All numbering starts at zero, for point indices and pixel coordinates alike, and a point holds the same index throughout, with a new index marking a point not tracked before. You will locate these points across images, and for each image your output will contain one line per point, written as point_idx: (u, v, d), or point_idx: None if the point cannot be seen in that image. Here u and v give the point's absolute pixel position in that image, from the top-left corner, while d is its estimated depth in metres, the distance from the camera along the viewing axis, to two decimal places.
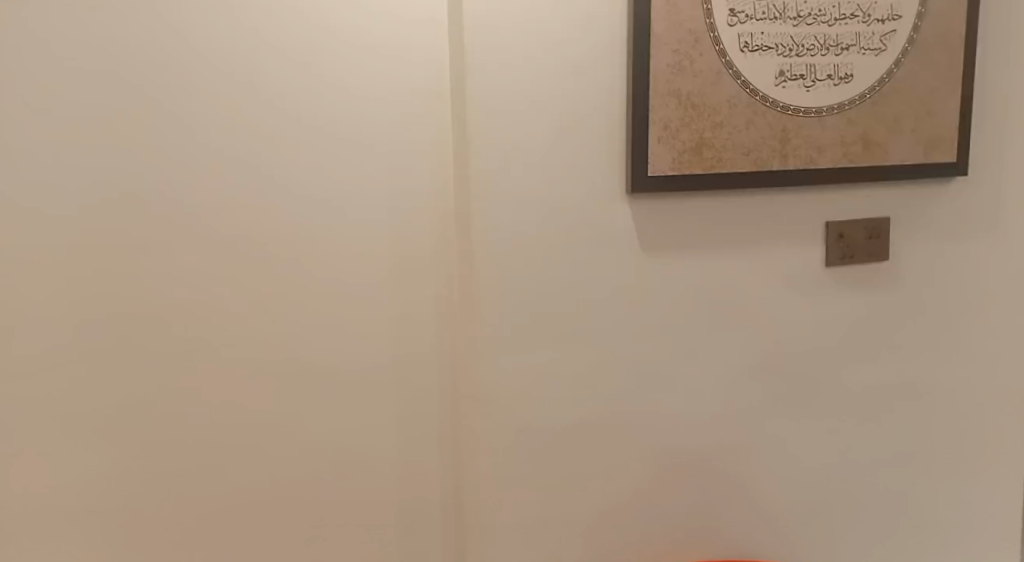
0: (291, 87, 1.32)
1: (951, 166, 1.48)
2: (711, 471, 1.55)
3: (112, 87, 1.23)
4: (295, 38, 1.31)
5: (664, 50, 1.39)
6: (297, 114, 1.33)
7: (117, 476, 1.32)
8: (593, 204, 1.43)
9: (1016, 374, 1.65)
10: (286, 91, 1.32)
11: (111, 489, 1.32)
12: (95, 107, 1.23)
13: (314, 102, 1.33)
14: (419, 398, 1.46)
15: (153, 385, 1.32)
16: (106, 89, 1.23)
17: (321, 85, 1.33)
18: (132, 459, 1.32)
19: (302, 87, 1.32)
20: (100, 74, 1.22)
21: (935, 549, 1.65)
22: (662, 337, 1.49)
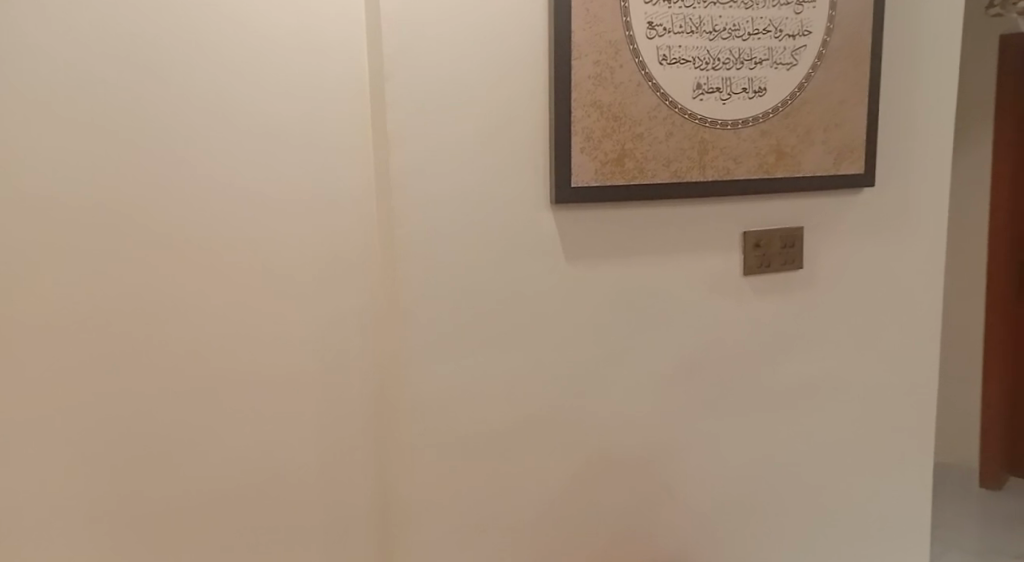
0: (224, 92, 1.25)
1: (854, 175, 1.52)
2: (645, 496, 1.49)
3: (25, 92, 1.17)
4: (224, 40, 1.24)
5: (586, 60, 1.31)
6: (220, 119, 1.26)
7: (28, 492, 1.26)
8: (521, 221, 1.34)
9: (924, 374, 1.68)
10: (210, 97, 1.25)
11: (24, 506, 1.26)
12: (10, 115, 1.17)
13: (239, 107, 1.26)
14: (342, 413, 1.39)
15: (74, 397, 1.25)
16: (20, 96, 1.16)
17: (245, 87, 1.26)
18: (46, 476, 1.26)
19: (229, 93, 1.25)
20: (13, 78, 1.16)
21: (849, 545, 1.67)
22: (596, 361, 1.42)
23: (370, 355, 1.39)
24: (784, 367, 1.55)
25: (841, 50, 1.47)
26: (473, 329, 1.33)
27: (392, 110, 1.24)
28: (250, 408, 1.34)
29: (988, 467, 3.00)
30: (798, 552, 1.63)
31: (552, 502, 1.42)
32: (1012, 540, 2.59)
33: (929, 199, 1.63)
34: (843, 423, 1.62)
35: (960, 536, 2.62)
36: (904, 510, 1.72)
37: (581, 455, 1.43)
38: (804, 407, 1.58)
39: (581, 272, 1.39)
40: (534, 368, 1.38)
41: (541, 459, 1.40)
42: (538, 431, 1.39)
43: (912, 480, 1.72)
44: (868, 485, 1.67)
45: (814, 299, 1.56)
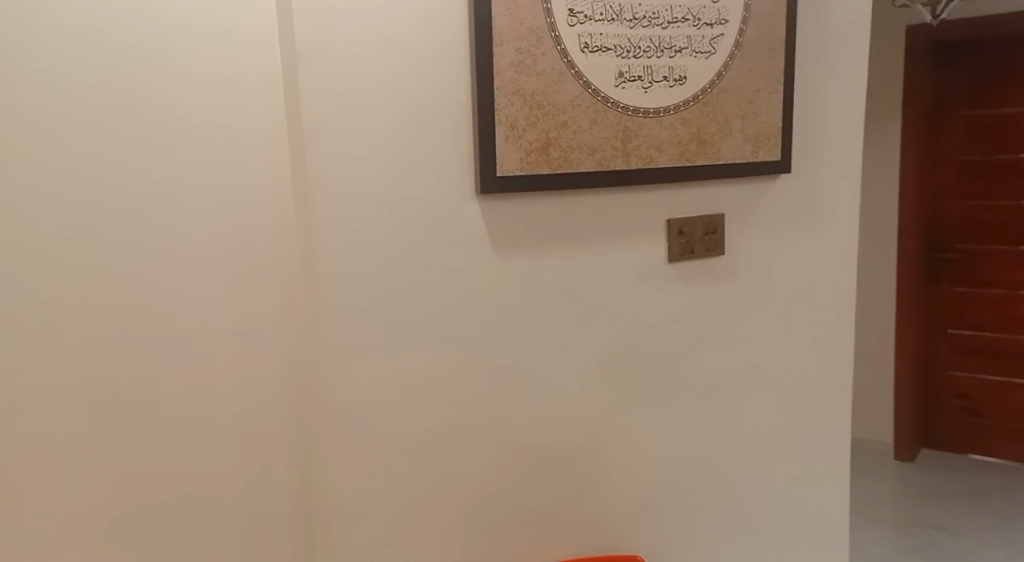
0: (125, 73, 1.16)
1: (772, 162, 1.56)
2: (578, 484, 1.49)
3: None
4: (126, 32, 1.16)
5: (508, 48, 1.29)
6: (124, 117, 1.17)
7: None
8: (445, 212, 1.31)
9: (841, 354, 1.75)
10: (112, 93, 1.16)
11: None
12: None
13: (141, 99, 1.18)
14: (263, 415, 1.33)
15: None
16: None
17: (150, 83, 1.18)
18: None
19: (133, 88, 1.17)
20: None
21: (776, 522, 1.72)
22: (524, 351, 1.41)
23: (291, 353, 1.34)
24: (709, 351, 1.58)
25: (757, 39, 1.49)
26: (398, 323, 1.30)
27: (307, 102, 1.19)
28: (164, 416, 1.26)
29: (901, 439, 3.15)
30: (727, 533, 1.66)
31: (483, 495, 1.41)
32: (926, 509, 2.74)
33: (843, 185, 1.69)
34: (767, 404, 1.67)
35: (878, 509, 2.75)
36: (824, 486, 1.78)
37: (512, 447, 1.42)
38: (729, 390, 1.62)
39: (508, 262, 1.37)
40: (462, 360, 1.36)
41: (471, 452, 1.39)
42: (468, 424, 1.38)
43: (832, 457, 1.77)
44: (792, 464, 1.72)
45: (737, 284, 1.59)
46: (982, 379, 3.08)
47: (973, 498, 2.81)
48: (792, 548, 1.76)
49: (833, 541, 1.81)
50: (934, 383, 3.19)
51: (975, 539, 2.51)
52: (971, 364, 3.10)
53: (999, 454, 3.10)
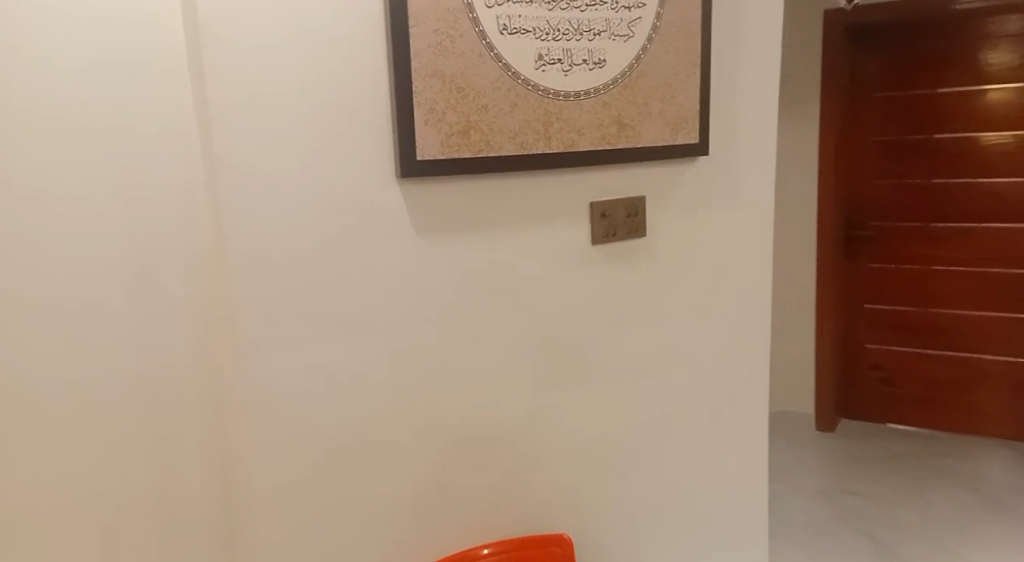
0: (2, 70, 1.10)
1: (691, 146, 1.59)
2: (505, 465, 1.50)
3: None
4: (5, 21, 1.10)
5: (425, 30, 1.27)
6: (8, 108, 1.11)
7: None
8: (364, 197, 1.29)
9: (759, 331, 1.80)
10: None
11: None
12: None
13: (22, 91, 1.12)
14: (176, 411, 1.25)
15: None
16: None
17: (31, 70, 1.11)
18: None
19: (13, 77, 1.11)
20: None
21: (699, 496, 1.78)
22: (448, 336, 1.40)
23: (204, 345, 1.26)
24: (633, 331, 1.62)
25: (674, 23, 1.51)
26: (317, 310, 1.28)
27: (212, 82, 1.15)
28: (63, 413, 1.20)
29: (822, 410, 3.29)
30: (651, 508, 1.71)
31: (410, 479, 1.40)
32: (844, 475, 2.87)
33: (759, 167, 1.74)
34: (689, 382, 1.71)
35: (799, 478, 2.87)
36: (745, 460, 1.84)
37: (438, 431, 1.42)
38: (652, 368, 1.65)
39: (430, 247, 1.36)
40: (385, 347, 1.35)
41: (396, 437, 1.38)
42: (393, 410, 1.37)
43: (752, 431, 1.84)
44: (713, 439, 1.77)
45: (658, 265, 1.63)
46: (898, 351, 3.23)
47: (888, 464, 2.96)
48: (714, 520, 1.81)
49: (753, 512, 1.88)
50: (852, 355, 3.34)
51: (889, 503, 2.65)
52: (885, 337, 3.25)
53: (912, 422, 3.26)
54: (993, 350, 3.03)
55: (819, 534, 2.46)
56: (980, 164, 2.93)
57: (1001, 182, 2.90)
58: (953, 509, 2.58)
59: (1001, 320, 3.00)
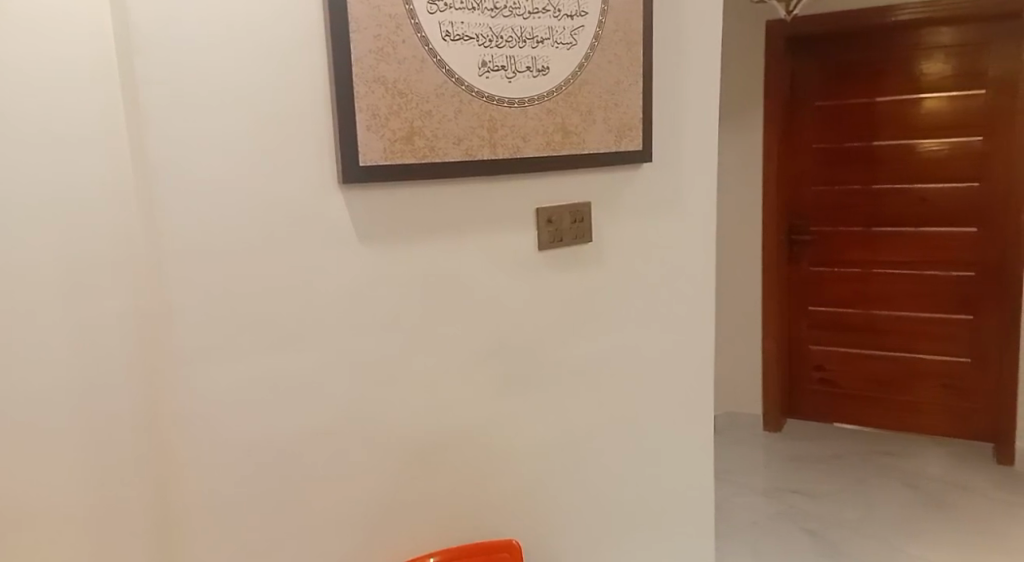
0: None
1: (634, 153, 1.61)
2: (454, 472, 1.50)
3: None
4: None
5: (366, 36, 1.26)
6: None
7: None
8: (307, 204, 1.28)
9: (705, 334, 1.83)
10: None
11: None
12: None
13: None
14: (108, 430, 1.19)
15: None
16: None
17: None
18: None
19: None
20: None
21: (646, 499, 1.80)
22: (394, 344, 1.39)
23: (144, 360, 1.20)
24: (579, 337, 1.63)
25: (616, 32, 1.53)
26: (258, 320, 1.26)
27: (144, 88, 1.13)
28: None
29: (769, 411, 3.36)
30: (599, 513, 1.72)
31: (356, 488, 1.39)
32: (791, 475, 2.94)
33: (702, 174, 1.77)
34: (635, 386, 1.73)
35: (748, 478, 2.93)
36: (692, 463, 1.87)
37: (385, 441, 1.41)
38: (599, 373, 1.67)
39: (374, 254, 1.35)
40: (329, 355, 1.33)
41: (341, 446, 1.36)
42: (338, 420, 1.35)
43: (698, 434, 1.86)
44: (659, 443, 1.80)
45: (604, 271, 1.64)
46: (841, 352, 3.32)
47: (832, 462, 3.04)
48: (661, 524, 1.83)
49: (699, 514, 1.90)
50: (797, 356, 3.43)
51: (832, 500, 2.72)
52: (829, 338, 3.34)
53: (855, 420, 3.36)
54: (931, 350, 3.13)
55: (765, 533, 2.51)
56: (917, 170, 3.02)
57: (936, 187, 3.00)
58: (893, 505, 2.66)
59: (939, 321, 3.10)
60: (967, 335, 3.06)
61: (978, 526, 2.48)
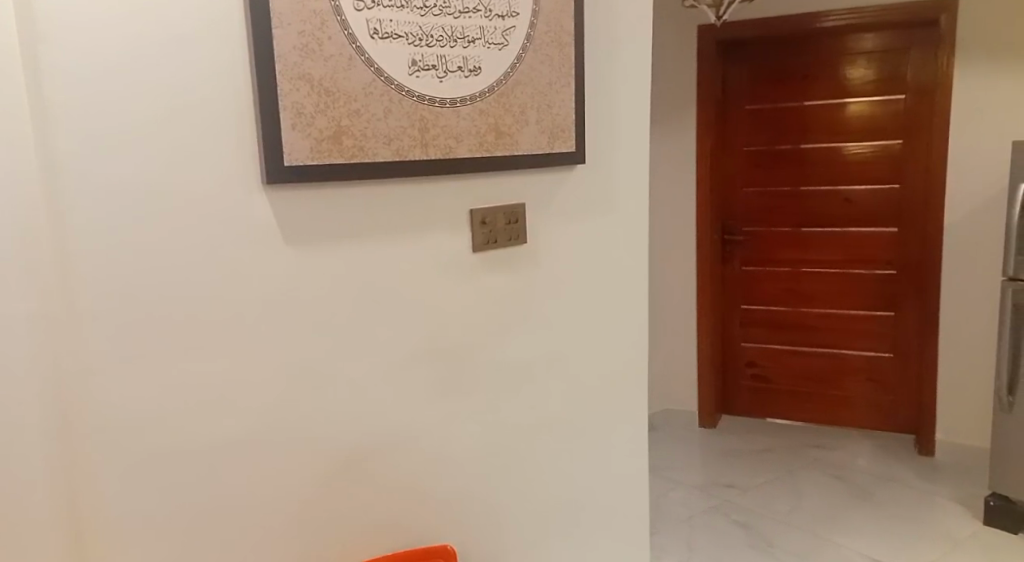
0: None
1: (567, 154, 1.62)
2: (386, 478, 1.47)
3: None
4: None
5: (290, 32, 1.22)
6: None
7: None
8: (231, 204, 1.23)
9: (638, 334, 1.85)
10: None
11: None
12: None
13: None
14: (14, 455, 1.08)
15: None
16: None
17: None
18: None
19: None
20: None
21: (582, 500, 1.80)
22: (324, 348, 1.36)
23: (55, 375, 1.12)
24: (514, 339, 1.62)
25: (548, 33, 1.53)
26: (178, 325, 1.21)
27: (51, 84, 1.06)
28: None
29: (704, 407, 3.44)
30: (535, 514, 1.72)
31: (284, 497, 1.35)
32: (725, 470, 3.00)
33: (635, 176, 1.79)
34: (571, 386, 1.74)
35: (683, 474, 2.98)
36: (626, 462, 1.89)
37: (314, 448, 1.37)
38: (535, 374, 1.67)
39: (302, 257, 1.31)
40: (255, 361, 1.29)
41: (268, 454, 1.32)
42: (266, 427, 1.31)
43: (632, 432, 1.89)
44: (594, 443, 1.81)
45: (539, 272, 1.64)
46: (773, 348, 3.42)
47: (764, 456, 3.12)
48: (596, 522, 1.85)
49: (633, 512, 1.92)
50: (731, 353, 3.52)
51: (762, 493, 2.79)
52: (760, 335, 3.44)
53: (785, 415, 3.46)
54: (855, 346, 3.25)
55: (699, 527, 2.56)
56: (841, 172, 3.13)
57: (859, 188, 3.12)
58: (820, 497, 2.75)
59: (863, 318, 3.21)
60: (888, 331, 3.17)
61: (898, 515, 2.59)
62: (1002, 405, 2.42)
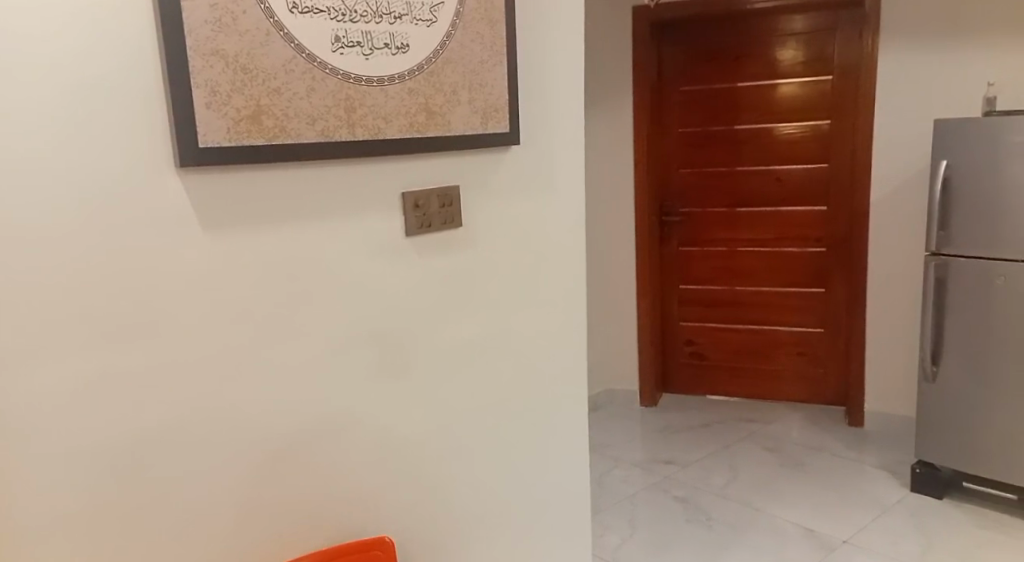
0: None
1: (501, 135, 1.58)
2: (320, 469, 1.42)
3: None
4: None
5: (200, 4, 1.14)
6: None
7: None
8: (142, 188, 1.15)
9: (576, 316, 1.85)
10: None
11: None
12: None
13: None
14: None
15: None
16: None
17: None
18: None
19: None
20: None
21: (523, 484, 1.80)
22: (249, 339, 1.30)
23: None
24: (450, 323, 1.59)
25: (477, 10, 1.49)
26: (88, 318, 1.13)
27: None
28: None
29: (645, 386, 3.48)
30: (474, 500, 1.70)
31: (211, 494, 1.29)
32: (665, 446, 3.05)
33: (570, 156, 1.77)
34: (509, 370, 1.72)
35: (625, 451, 3.02)
36: (566, 443, 1.88)
37: (243, 442, 1.31)
38: (472, 359, 1.64)
39: (221, 243, 1.24)
40: (176, 354, 1.22)
41: (193, 450, 1.26)
42: (188, 422, 1.25)
43: (572, 414, 1.89)
44: (533, 428, 1.80)
45: (474, 255, 1.61)
46: (710, 326, 3.48)
47: (702, 431, 3.19)
48: (537, 507, 1.84)
49: (573, 494, 1.93)
50: (670, 332, 3.57)
51: (701, 467, 2.85)
52: (697, 314, 3.50)
53: (723, 391, 3.54)
54: (788, 322, 3.33)
55: (641, 503, 2.60)
56: (773, 152, 3.19)
57: (789, 168, 3.19)
58: (757, 469, 2.82)
59: (796, 295, 3.29)
60: (819, 307, 3.27)
61: (831, 484, 2.67)
62: (926, 375, 2.51)
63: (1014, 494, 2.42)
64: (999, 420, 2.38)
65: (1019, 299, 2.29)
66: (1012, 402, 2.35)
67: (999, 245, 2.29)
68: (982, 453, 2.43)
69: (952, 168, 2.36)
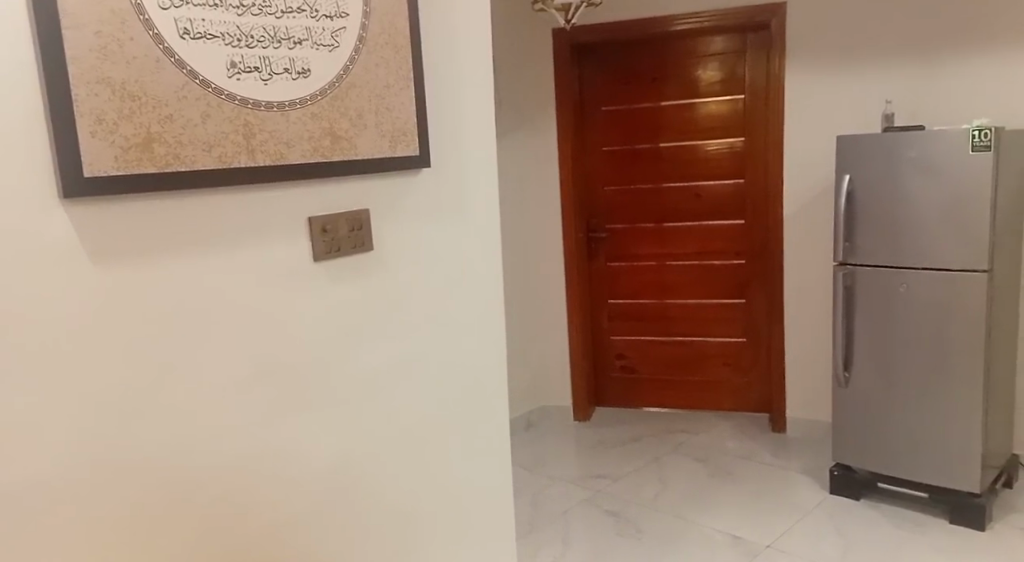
0: None
1: (410, 158, 1.59)
2: (229, 504, 1.38)
3: None
4: None
5: (82, 31, 1.11)
6: None
7: None
8: (23, 221, 1.09)
9: (494, 336, 1.86)
10: None
11: None
12: None
13: None
14: None
15: None
16: None
17: None
18: None
19: None
20: None
21: (443, 506, 1.78)
22: (147, 374, 1.25)
23: None
24: (364, 348, 1.58)
25: (380, 35, 1.50)
26: None
27: None
28: None
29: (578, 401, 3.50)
30: (393, 527, 1.68)
31: (110, 538, 1.22)
32: (601, 461, 3.07)
33: (482, 178, 1.79)
34: (426, 393, 1.71)
35: (559, 468, 3.03)
36: (487, 463, 1.89)
37: (142, 482, 1.25)
38: (387, 383, 1.63)
39: (114, 275, 1.20)
40: (66, 394, 1.16)
41: (87, 495, 1.19)
42: (80, 466, 1.18)
43: (493, 434, 1.89)
44: (453, 449, 1.79)
45: (386, 279, 1.60)
46: (640, 339, 3.53)
47: (634, 444, 3.23)
48: (460, 529, 1.84)
49: (495, 514, 1.92)
50: (601, 346, 3.61)
51: (630, 479, 2.89)
52: (627, 328, 3.55)
53: (654, 403, 3.59)
54: (714, 333, 3.41)
55: (574, 520, 2.60)
56: (692, 168, 3.28)
57: (709, 184, 3.27)
58: (687, 479, 2.86)
59: (719, 307, 3.37)
60: (742, 318, 3.36)
61: (758, 491, 2.73)
62: (840, 381, 2.60)
63: (926, 493, 2.50)
64: (910, 422, 2.48)
65: (922, 305, 2.39)
66: (918, 403, 2.46)
67: (903, 254, 2.40)
68: (893, 454, 2.53)
69: (854, 182, 2.47)
